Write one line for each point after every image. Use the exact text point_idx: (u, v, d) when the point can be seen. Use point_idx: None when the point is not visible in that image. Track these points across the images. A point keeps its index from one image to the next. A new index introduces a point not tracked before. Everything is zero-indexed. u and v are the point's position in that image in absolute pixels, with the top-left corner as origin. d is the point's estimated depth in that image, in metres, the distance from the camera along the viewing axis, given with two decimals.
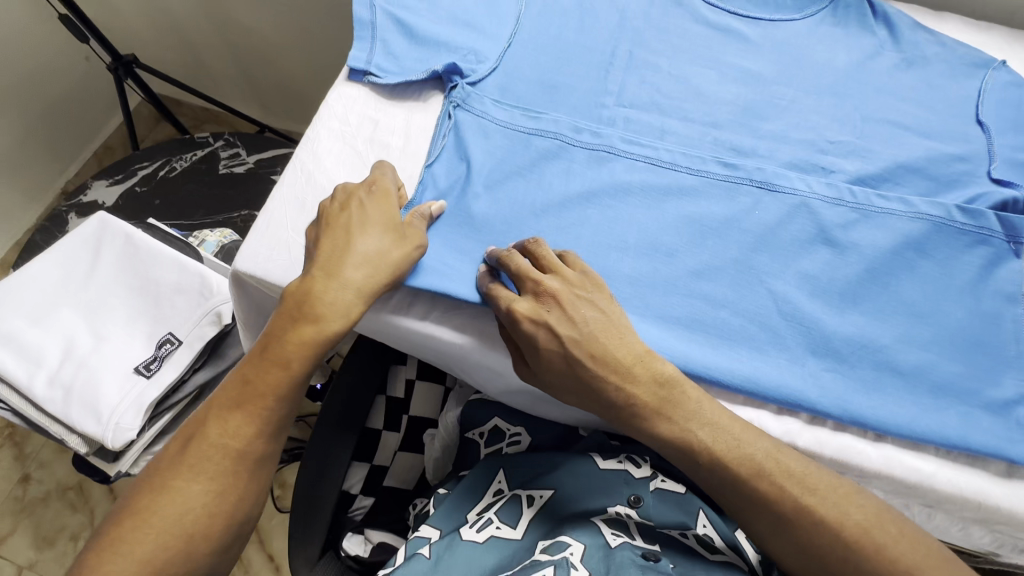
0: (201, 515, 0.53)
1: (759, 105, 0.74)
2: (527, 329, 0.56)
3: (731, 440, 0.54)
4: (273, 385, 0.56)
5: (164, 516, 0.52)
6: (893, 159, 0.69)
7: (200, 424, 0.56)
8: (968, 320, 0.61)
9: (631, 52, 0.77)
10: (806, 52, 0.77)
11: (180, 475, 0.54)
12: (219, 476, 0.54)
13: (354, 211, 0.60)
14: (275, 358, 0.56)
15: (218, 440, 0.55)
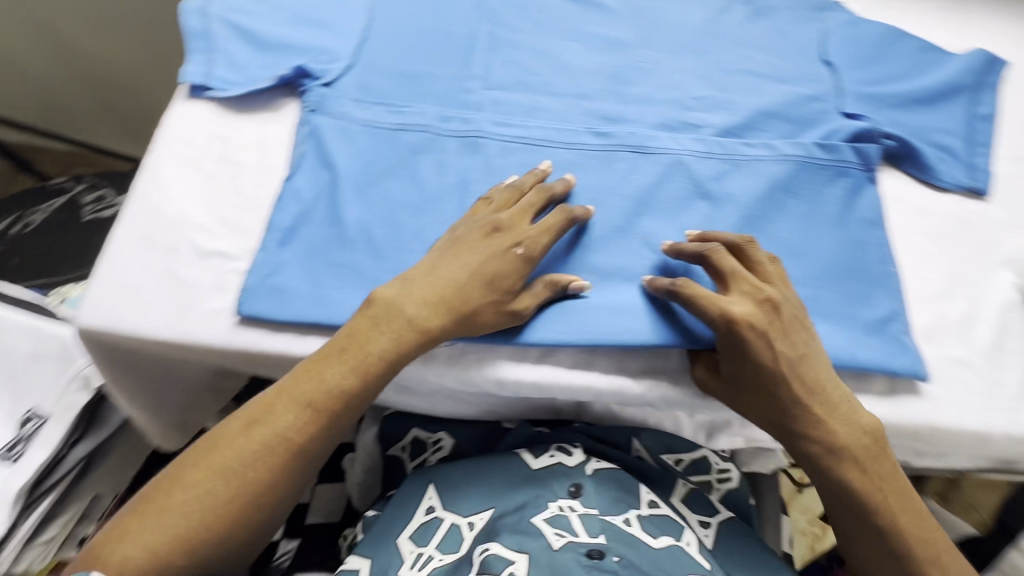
0: (245, 501, 0.51)
1: (624, 70, 0.74)
2: (747, 335, 0.52)
3: (879, 464, 0.54)
4: (348, 385, 0.52)
5: (206, 497, 0.50)
6: (754, 107, 0.71)
7: (260, 406, 0.53)
8: (839, 250, 0.64)
9: (492, 33, 0.75)
10: (662, 13, 0.78)
11: (226, 454, 0.51)
12: (275, 466, 0.51)
13: (488, 256, 0.56)
14: (363, 355, 0.53)
15: (273, 426, 0.52)
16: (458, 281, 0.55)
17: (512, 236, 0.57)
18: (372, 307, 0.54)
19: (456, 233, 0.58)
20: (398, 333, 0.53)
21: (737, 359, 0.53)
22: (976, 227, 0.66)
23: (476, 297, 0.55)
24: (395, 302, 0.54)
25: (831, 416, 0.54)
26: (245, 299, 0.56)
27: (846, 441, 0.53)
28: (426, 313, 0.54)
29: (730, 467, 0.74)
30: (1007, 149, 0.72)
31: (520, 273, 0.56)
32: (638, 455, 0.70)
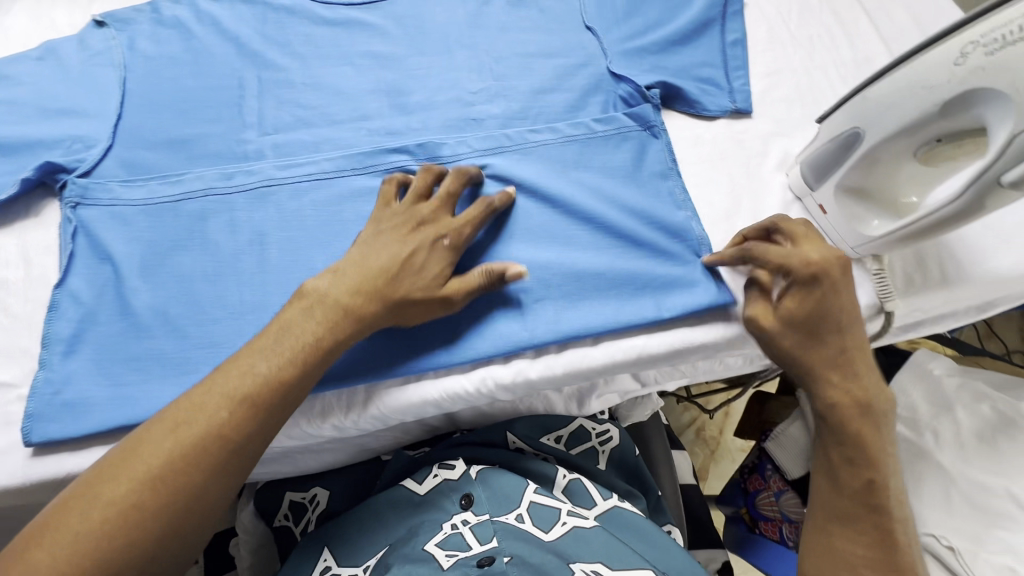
0: (171, 510, 0.46)
1: (400, 81, 0.74)
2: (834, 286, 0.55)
3: (877, 412, 0.56)
4: (276, 378, 0.50)
5: (129, 507, 0.45)
6: (530, 87, 0.74)
7: (186, 405, 0.49)
8: (636, 207, 0.66)
9: (259, 76, 0.74)
10: (428, 17, 0.80)
11: (148, 459, 0.47)
12: (203, 470, 0.47)
13: (420, 252, 0.56)
14: (295, 346, 0.51)
15: (198, 424, 0.48)
16: (384, 270, 0.55)
17: (438, 228, 0.58)
18: (302, 298, 0.54)
19: (379, 227, 0.58)
20: (330, 322, 0.53)
21: (810, 303, 0.55)
22: (746, 146, 0.72)
23: (405, 285, 0.55)
24: (328, 296, 0.54)
25: (861, 376, 0.56)
26: (31, 426, 0.53)
27: (866, 398, 0.55)
28: (351, 295, 0.54)
29: (609, 426, 0.77)
30: (761, 67, 0.79)
31: (447, 263, 0.57)
32: (517, 447, 0.72)
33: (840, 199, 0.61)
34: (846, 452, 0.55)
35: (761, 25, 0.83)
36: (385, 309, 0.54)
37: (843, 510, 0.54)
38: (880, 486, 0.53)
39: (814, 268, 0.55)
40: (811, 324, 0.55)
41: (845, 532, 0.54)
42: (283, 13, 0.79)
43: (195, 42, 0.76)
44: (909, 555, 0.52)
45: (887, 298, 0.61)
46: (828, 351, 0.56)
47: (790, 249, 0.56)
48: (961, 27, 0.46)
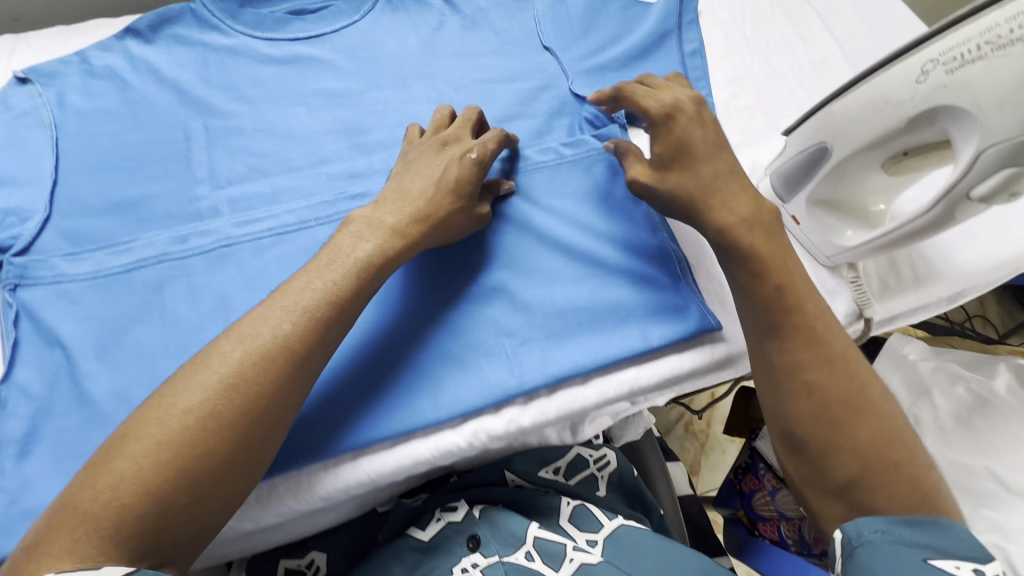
0: (249, 419, 0.45)
1: (358, 119, 0.71)
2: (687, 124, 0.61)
3: (771, 228, 0.59)
4: (336, 289, 0.51)
5: (205, 417, 0.44)
6: (493, 115, 0.72)
7: (250, 321, 0.49)
8: (612, 234, 0.66)
9: (205, 125, 0.69)
10: (380, 46, 0.77)
11: (217, 370, 0.46)
12: (276, 380, 0.47)
13: (447, 163, 0.60)
14: (350, 263, 0.53)
15: (266, 335, 0.48)
16: (423, 189, 0.58)
17: (463, 146, 0.61)
18: (352, 224, 0.56)
19: (409, 157, 0.62)
20: (379, 240, 0.55)
21: (673, 140, 0.60)
22: None
23: (442, 199, 0.58)
24: (375, 214, 0.56)
25: (740, 192, 0.59)
26: None
27: (751, 212, 0.59)
28: (395, 209, 0.57)
29: (606, 451, 0.77)
30: (721, 76, 0.79)
31: (478, 176, 0.60)
32: (516, 484, 0.71)
33: (813, 210, 0.62)
34: (751, 269, 0.57)
35: (717, 32, 0.82)
36: (429, 228, 0.57)
37: (771, 332, 0.56)
38: (787, 290, 0.56)
39: (666, 109, 0.61)
40: (681, 153, 0.60)
41: (781, 349, 0.56)
42: (225, 54, 0.75)
43: (132, 92, 0.71)
44: (842, 352, 0.55)
45: (865, 304, 0.62)
46: (707, 170, 0.60)
47: (652, 97, 0.63)
48: (921, 44, 0.46)
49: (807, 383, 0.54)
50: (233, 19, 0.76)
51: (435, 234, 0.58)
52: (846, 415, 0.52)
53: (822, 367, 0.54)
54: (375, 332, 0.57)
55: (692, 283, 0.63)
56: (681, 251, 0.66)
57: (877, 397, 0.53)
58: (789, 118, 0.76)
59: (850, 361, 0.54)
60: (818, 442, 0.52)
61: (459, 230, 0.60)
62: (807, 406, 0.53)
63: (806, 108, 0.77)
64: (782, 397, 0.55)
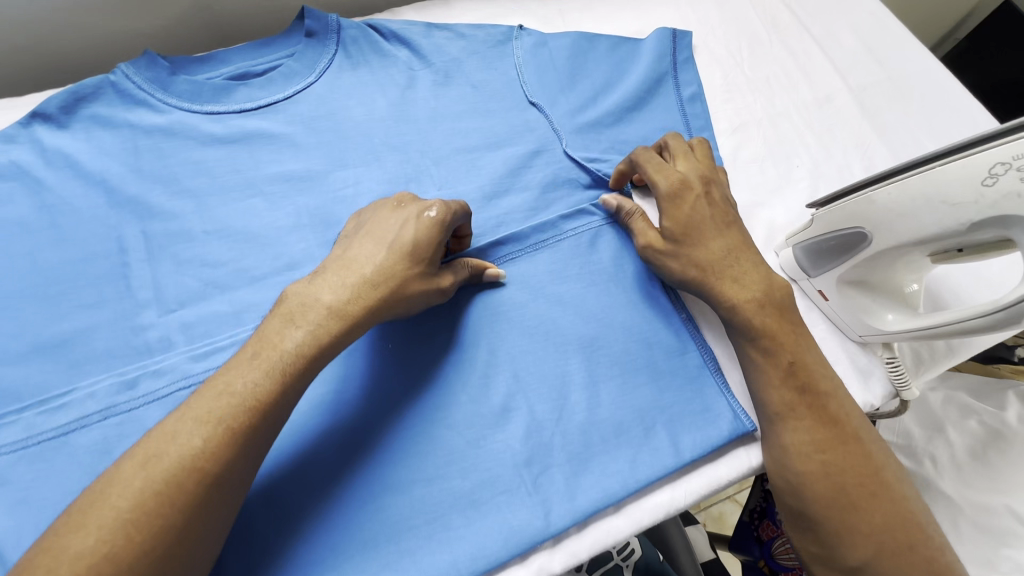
0: (153, 556, 0.37)
1: (326, 208, 0.62)
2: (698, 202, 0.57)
3: (786, 306, 0.54)
4: (269, 387, 0.43)
5: (98, 559, 0.36)
6: (481, 192, 0.64)
7: (158, 435, 0.41)
8: (630, 323, 0.58)
9: (143, 230, 0.59)
10: (343, 113, 0.67)
11: (117, 497, 0.38)
12: (187, 508, 0.39)
13: (399, 224, 0.51)
14: (277, 357, 0.44)
15: (177, 451, 0.40)
16: (373, 254, 0.50)
17: (421, 202, 0.53)
18: (282, 306, 0.47)
19: (363, 218, 0.54)
20: (313, 325, 0.46)
21: (683, 216, 0.57)
22: None
23: (393, 265, 0.49)
24: (313, 287, 0.48)
25: (751, 270, 0.55)
26: None
27: (763, 291, 0.54)
28: (341, 280, 0.48)
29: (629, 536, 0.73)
30: (724, 123, 0.72)
31: (438, 237, 0.51)
32: None
33: (844, 291, 0.57)
34: (761, 341, 0.53)
35: (714, 71, 0.76)
36: (382, 300, 0.49)
37: (782, 406, 0.51)
38: (800, 366, 0.52)
39: (677, 185, 0.58)
40: (693, 229, 0.56)
41: (791, 426, 0.51)
42: (158, 137, 0.63)
43: (48, 195, 0.59)
44: (856, 428, 0.51)
45: (904, 388, 0.58)
46: (715, 250, 0.56)
47: (662, 169, 0.59)
48: (985, 141, 0.41)
49: (823, 464, 0.49)
50: (164, 90, 0.64)
51: (392, 308, 0.50)
52: (861, 498, 0.48)
53: (837, 445, 0.49)
54: (371, 478, 0.50)
55: (717, 374, 0.57)
56: (700, 338, 0.58)
57: (892, 475, 0.49)
58: (801, 166, 0.70)
59: (864, 439, 0.50)
60: (831, 524, 0.48)
61: (420, 300, 0.51)
62: (823, 489, 0.48)
63: (816, 153, 0.71)
64: (794, 474, 0.50)
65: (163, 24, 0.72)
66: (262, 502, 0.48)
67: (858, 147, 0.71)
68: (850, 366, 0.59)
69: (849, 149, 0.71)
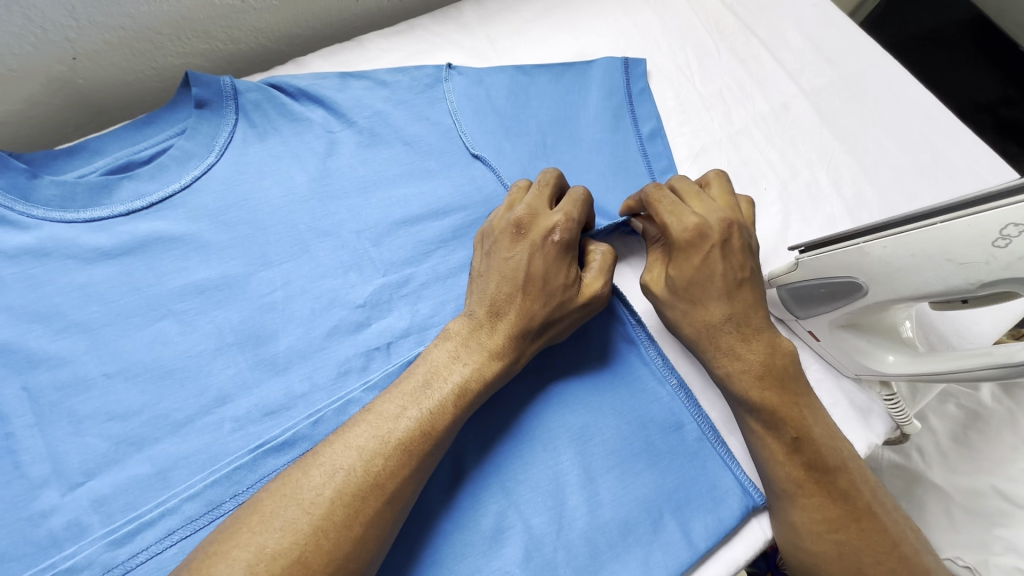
0: (335, 569, 0.37)
1: (254, 321, 0.52)
2: (713, 255, 0.50)
3: (788, 375, 0.50)
4: (293, 553, 0.37)
5: (292, 563, 0.36)
6: (433, 272, 0.57)
7: (339, 448, 0.41)
8: (621, 402, 0.53)
9: (26, 387, 0.48)
10: (257, 196, 0.57)
11: (305, 500, 0.39)
12: (374, 518, 0.39)
13: (523, 253, 0.50)
14: (447, 390, 0.45)
15: (367, 457, 0.41)
16: (510, 295, 0.49)
17: (541, 227, 0.50)
18: (447, 340, 0.48)
19: (485, 246, 0.53)
20: (478, 361, 0.47)
21: (690, 269, 0.51)
22: None
23: (532, 303, 0.49)
24: (473, 330, 0.48)
25: (752, 338, 0.50)
26: None
27: (764, 360, 0.49)
28: (491, 326, 0.48)
29: None
30: (684, 149, 0.67)
31: (567, 261, 0.50)
32: None
33: (837, 334, 0.53)
34: (762, 417, 0.49)
35: (665, 91, 0.70)
36: (528, 341, 0.49)
37: (789, 483, 0.47)
38: (806, 442, 0.47)
39: (690, 231, 0.51)
40: (696, 287, 0.51)
41: (800, 505, 0.47)
42: (28, 260, 0.51)
43: None
44: (869, 501, 0.47)
45: (905, 422, 0.56)
46: (717, 313, 0.50)
47: (678, 209, 0.52)
48: (997, 199, 0.37)
49: (837, 544, 0.45)
50: (26, 200, 0.52)
51: (534, 344, 0.50)
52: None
53: (852, 523, 0.46)
54: None
55: (719, 443, 0.52)
56: (696, 405, 0.53)
57: (913, 549, 0.45)
58: (770, 188, 0.66)
59: (878, 513, 0.46)
60: None
61: (569, 326, 0.51)
62: (839, 570, 0.45)
63: (782, 170, 0.67)
64: (806, 553, 0.47)
65: (15, 111, 0.60)
66: None
67: (823, 158, 0.68)
68: (850, 408, 0.56)
69: (813, 161, 0.68)
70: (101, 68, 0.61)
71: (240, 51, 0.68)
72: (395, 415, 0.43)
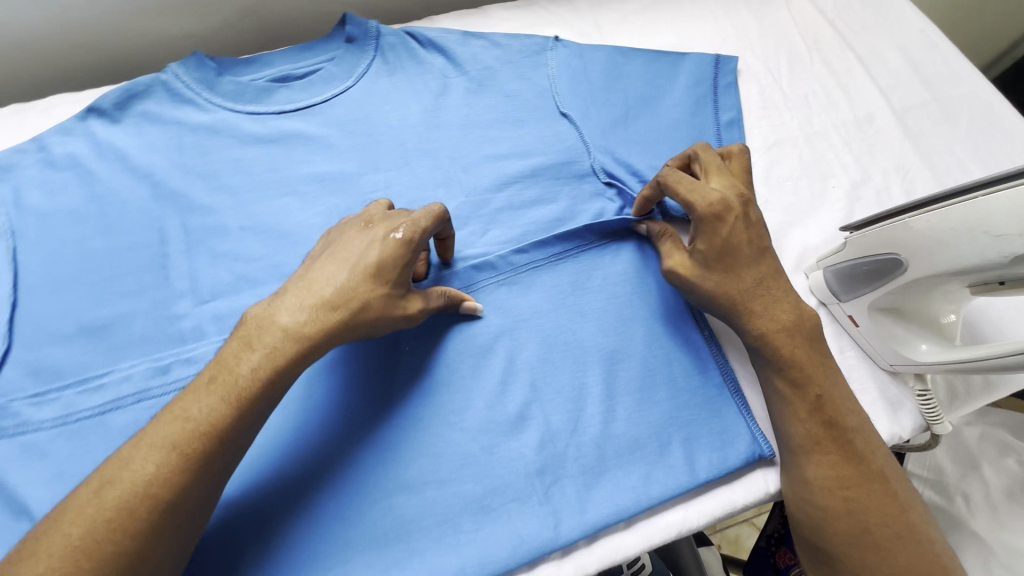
0: (223, 442, 0.44)
1: (356, 210, 0.63)
2: (738, 226, 0.54)
3: (817, 335, 0.53)
4: (223, 413, 0.45)
5: (192, 435, 0.43)
6: (508, 201, 0.65)
7: (226, 360, 0.46)
8: (652, 337, 0.58)
9: (183, 223, 0.61)
10: (377, 118, 0.69)
11: (128, 482, 0.42)
12: (199, 481, 0.43)
13: (352, 252, 0.51)
14: (278, 335, 0.47)
15: (193, 423, 0.44)
16: (339, 275, 0.50)
17: (384, 225, 0.52)
18: (286, 298, 0.49)
19: (336, 236, 0.54)
20: (302, 319, 0.48)
21: (719, 239, 0.54)
22: None
23: (359, 282, 0.49)
24: (294, 298, 0.49)
25: (781, 299, 0.53)
26: None
27: (794, 320, 0.52)
28: (308, 299, 0.49)
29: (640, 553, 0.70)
30: (759, 140, 0.71)
31: (394, 268, 0.50)
32: None
33: (877, 318, 0.55)
34: (790, 373, 0.51)
35: (752, 87, 0.75)
36: (344, 319, 0.49)
37: (806, 438, 0.49)
38: (828, 400, 0.50)
39: (715, 207, 0.54)
40: (726, 256, 0.54)
41: (815, 460, 0.49)
42: (202, 134, 0.66)
43: (98, 185, 0.63)
44: (881, 465, 0.48)
45: (935, 423, 0.55)
46: (749, 278, 0.54)
47: (697, 189, 0.55)
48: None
49: (847, 501, 0.47)
50: (210, 90, 0.67)
51: (355, 326, 0.49)
52: (885, 538, 0.46)
53: (863, 483, 0.47)
54: (381, 475, 0.51)
55: (737, 395, 0.56)
56: (723, 354, 0.58)
57: (919, 517, 0.47)
58: (838, 187, 0.68)
59: (890, 478, 0.48)
60: (852, 563, 0.46)
61: (381, 326, 0.51)
62: (845, 527, 0.47)
63: (854, 173, 0.69)
64: (814, 509, 0.48)
65: (213, 28, 0.76)
66: (280, 499, 0.50)
67: (900, 169, 0.70)
68: (878, 397, 0.57)
69: (889, 171, 0.70)
70: (281, 5, 0.76)
71: (387, 7, 0.81)
72: (234, 364, 0.46)
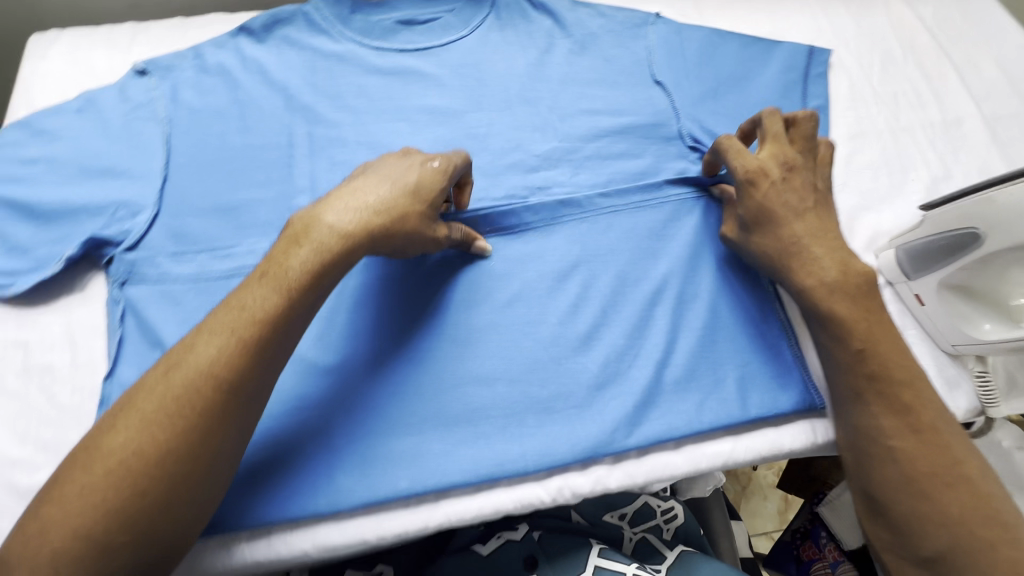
0: (277, 331, 0.47)
1: (460, 141, 0.70)
2: (775, 193, 0.58)
3: (862, 291, 0.55)
4: (275, 303, 0.47)
5: (248, 323, 0.46)
6: (597, 151, 0.70)
7: (278, 255, 0.49)
8: (720, 284, 0.62)
9: (310, 132, 0.69)
10: (486, 65, 0.75)
11: (193, 365, 0.45)
12: (259, 364, 0.46)
13: (390, 174, 0.55)
14: (324, 233, 0.50)
15: (249, 311, 0.47)
16: (380, 189, 0.53)
17: (421, 156, 0.57)
18: (332, 202, 0.52)
19: (370, 166, 0.57)
20: (346, 220, 0.51)
21: (756, 201, 0.58)
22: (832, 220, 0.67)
23: (400, 198, 0.53)
24: (335, 204, 0.52)
25: (836, 257, 0.56)
26: None
27: (839, 276, 0.55)
28: (351, 206, 0.51)
29: (672, 502, 0.71)
30: (843, 128, 0.74)
31: (431, 189, 0.55)
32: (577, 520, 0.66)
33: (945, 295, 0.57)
34: (830, 327, 0.54)
35: (841, 80, 0.78)
36: (386, 225, 0.52)
37: (852, 391, 0.53)
38: (869, 354, 0.52)
39: (751, 173, 0.58)
40: (766, 217, 0.58)
41: (863, 411, 0.52)
42: (333, 60, 0.74)
43: (241, 92, 0.71)
44: (932, 419, 0.50)
45: (991, 405, 0.58)
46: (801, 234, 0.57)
47: (740, 156, 0.60)
48: None
49: (892, 449, 0.49)
50: (344, 24, 0.75)
51: (394, 234, 0.52)
52: (933, 486, 0.47)
53: (911, 434, 0.49)
54: (455, 364, 0.57)
55: (795, 346, 0.59)
56: (786, 307, 0.61)
57: (974, 470, 0.48)
58: (917, 180, 0.70)
59: (941, 431, 0.49)
60: (901, 507, 0.48)
61: (416, 239, 0.54)
62: (892, 474, 0.49)
63: (935, 170, 0.71)
64: (863, 457, 0.51)
65: None
66: (370, 372, 0.56)
67: (983, 172, 0.71)
68: (937, 374, 0.59)
69: (971, 173, 0.71)
70: None
71: None
72: (283, 260, 0.49)
